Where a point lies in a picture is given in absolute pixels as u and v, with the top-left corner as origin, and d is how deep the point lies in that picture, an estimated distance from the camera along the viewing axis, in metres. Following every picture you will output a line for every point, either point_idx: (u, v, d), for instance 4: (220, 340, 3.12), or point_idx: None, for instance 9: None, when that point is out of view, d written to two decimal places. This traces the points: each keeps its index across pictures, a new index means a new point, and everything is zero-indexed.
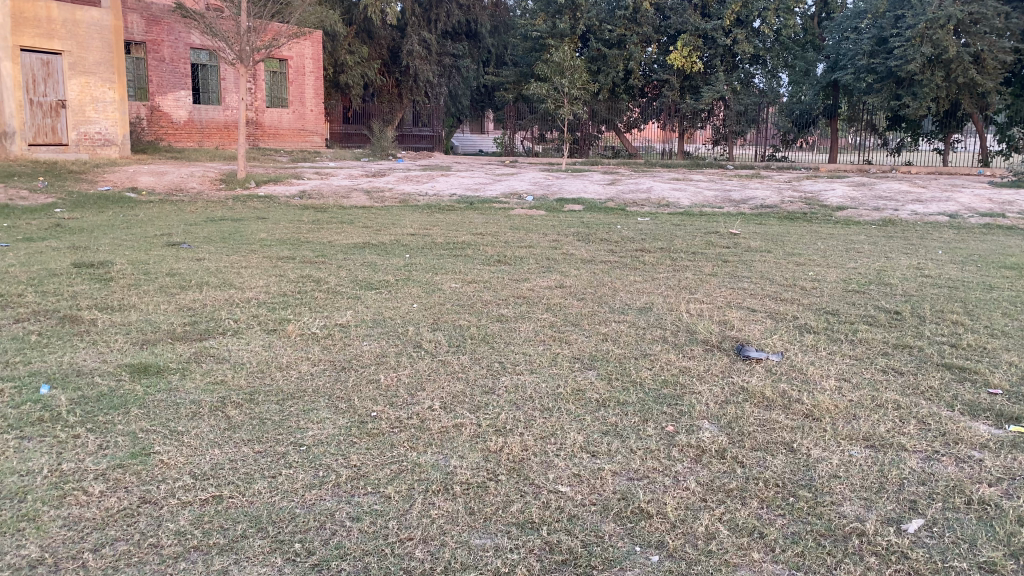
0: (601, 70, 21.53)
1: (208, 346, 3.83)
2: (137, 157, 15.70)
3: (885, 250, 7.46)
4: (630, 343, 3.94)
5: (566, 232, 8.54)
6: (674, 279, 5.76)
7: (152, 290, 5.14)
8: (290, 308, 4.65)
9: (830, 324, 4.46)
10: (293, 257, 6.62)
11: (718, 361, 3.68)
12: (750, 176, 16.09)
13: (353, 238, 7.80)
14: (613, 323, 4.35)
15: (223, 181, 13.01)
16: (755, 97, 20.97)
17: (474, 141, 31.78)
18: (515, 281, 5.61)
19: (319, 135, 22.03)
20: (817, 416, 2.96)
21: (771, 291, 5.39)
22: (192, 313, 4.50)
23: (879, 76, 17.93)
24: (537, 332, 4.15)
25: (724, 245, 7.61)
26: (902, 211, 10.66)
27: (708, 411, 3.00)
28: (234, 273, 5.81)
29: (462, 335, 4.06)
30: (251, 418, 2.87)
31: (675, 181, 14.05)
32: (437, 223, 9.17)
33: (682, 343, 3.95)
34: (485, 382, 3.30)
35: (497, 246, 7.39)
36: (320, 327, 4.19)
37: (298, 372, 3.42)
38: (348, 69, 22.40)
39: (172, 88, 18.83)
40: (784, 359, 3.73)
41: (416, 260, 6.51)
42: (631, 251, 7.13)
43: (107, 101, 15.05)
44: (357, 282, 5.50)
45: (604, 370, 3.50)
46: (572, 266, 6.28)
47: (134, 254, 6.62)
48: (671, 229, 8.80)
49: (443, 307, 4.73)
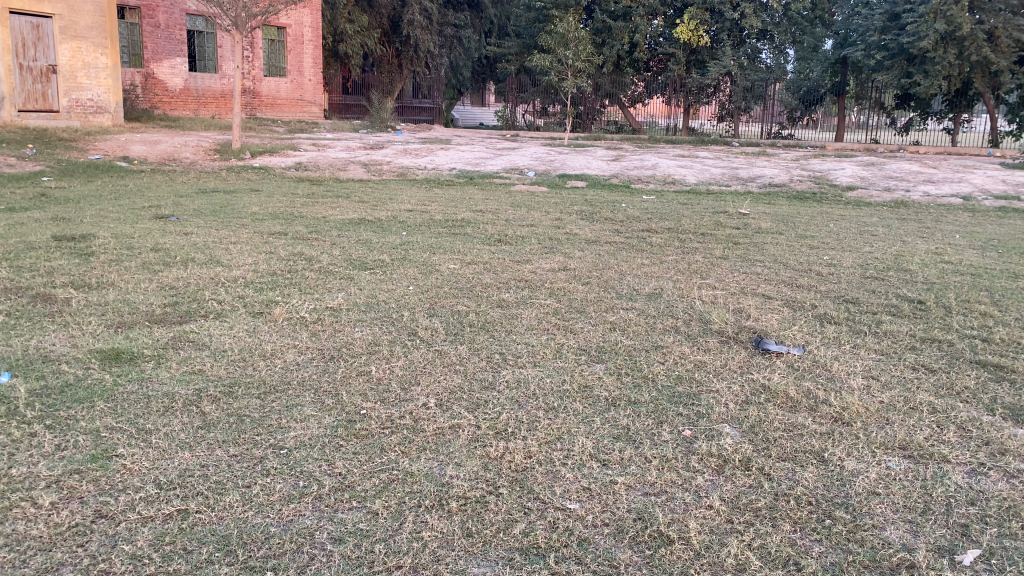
0: (606, 42, 21.07)
1: (188, 330, 3.57)
2: (130, 125, 15.33)
3: (900, 233, 7.19)
4: (641, 334, 3.68)
5: (570, 209, 8.25)
6: (683, 262, 5.49)
7: (134, 266, 4.87)
8: (278, 289, 4.38)
9: (851, 314, 4.20)
10: (285, 232, 6.34)
11: (735, 355, 3.42)
12: (757, 153, 15.76)
13: (348, 213, 7.51)
14: (622, 311, 4.09)
15: (218, 151, 12.68)
16: (762, 73, 20.55)
17: (474, 114, 31.31)
18: (517, 263, 5.34)
19: (317, 105, 21.60)
20: (847, 420, 2.72)
21: (785, 276, 5.12)
22: (174, 293, 4.23)
23: (889, 53, 17.52)
24: (541, 320, 3.89)
25: (733, 226, 7.33)
26: (914, 191, 10.39)
27: (729, 413, 2.75)
28: (223, 249, 5.54)
29: (460, 322, 3.80)
30: (228, 415, 2.62)
31: (680, 158, 13.73)
32: (436, 199, 8.88)
33: (695, 334, 3.69)
34: (484, 376, 3.05)
35: (498, 224, 7.10)
36: (309, 310, 3.93)
37: (283, 362, 3.16)
38: (347, 38, 21.85)
39: (167, 55, 18.41)
40: (806, 353, 3.47)
41: (413, 237, 6.25)
42: (638, 231, 6.86)
43: (99, 67, 14.65)
44: (350, 261, 5.23)
45: (613, 364, 3.25)
46: (576, 247, 6.01)
47: (118, 226, 6.33)
48: (678, 208, 8.52)
49: (442, 290, 4.47)
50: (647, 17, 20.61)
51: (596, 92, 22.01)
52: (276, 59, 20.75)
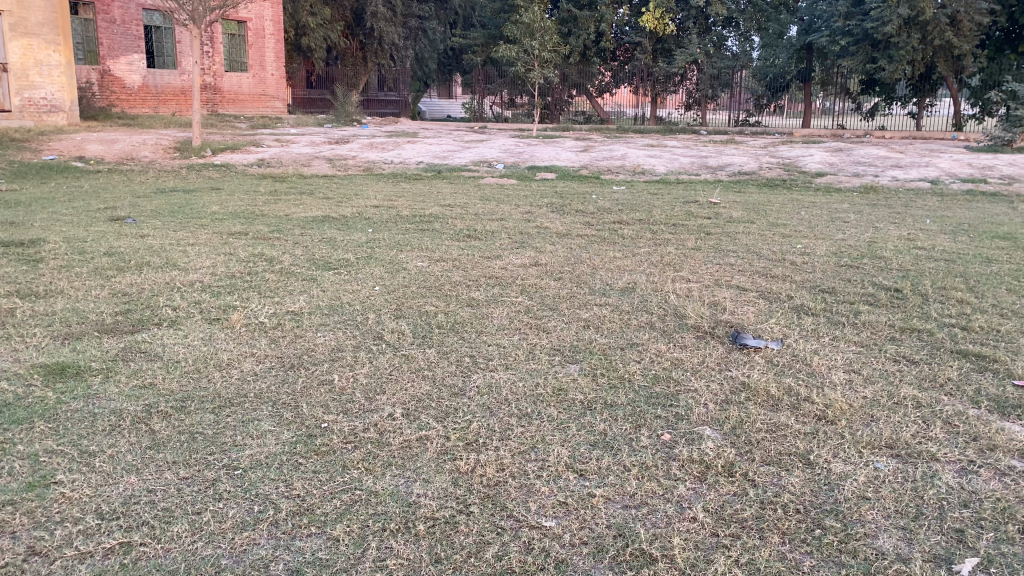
0: (572, 32, 20.93)
1: (140, 340, 3.38)
2: (86, 124, 14.93)
3: (872, 219, 7.15)
4: (615, 331, 3.56)
5: (540, 202, 8.11)
6: (656, 255, 5.37)
7: (85, 272, 4.64)
8: (237, 293, 4.20)
9: (828, 304, 4.11)
10: (245, 232, 6.15)
11: (712, 351, 3.31)
12: (725, 141, 15.74)
13: (312, 211, 7.31)
14: (595, 307, 3.96)
15: (178, 149, 12.37)
16: (727, 61, 20.56)
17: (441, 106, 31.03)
18: (486, 259, 5.19)
19: (280, 100, 21.22)
20: (832, 419, 2.62)
21: (759, 266, 5.03)
22: (126, 301, 4.03)
23: (854, 38, 17.57)
24: (512, 319, 3.75)
25: (704, 216, 7.25)
26: (882, 176, 10.42)
27: (710, 414, 2.64)
28: (179, 252, 5.33)
29: (428, 323, 3.65)
30: (179, 433, 2.45)
31: (649, 148, 13.67)
32: (403, 194, 8.71)
33: (671, 330, 3.58)
34: (454, 382, 2.91)
35: (467, 218, 6.94)
36: (268, 315, 3.76)
37: (240, 373, 3.00)
38: (310, 31, 21.44)
39: (124, 51, 17.95)
40: (785, 347, 3.37)
41: (379, 235, 6.07)
42: (609, 223, 6.75)
43: (52, 65, 14.23)
44: (314, 261, 5.05)
45: (588, 364, 3.12)
46: (547, 241, 5.88)
47: (71, 230, 6.09)
48: (648, 198, 8.43)
49: (409, 290, 4.31)
50: (612, 6, 20.50)
51: (563, 83, 21.88)
52: (237, 53, 20.35)
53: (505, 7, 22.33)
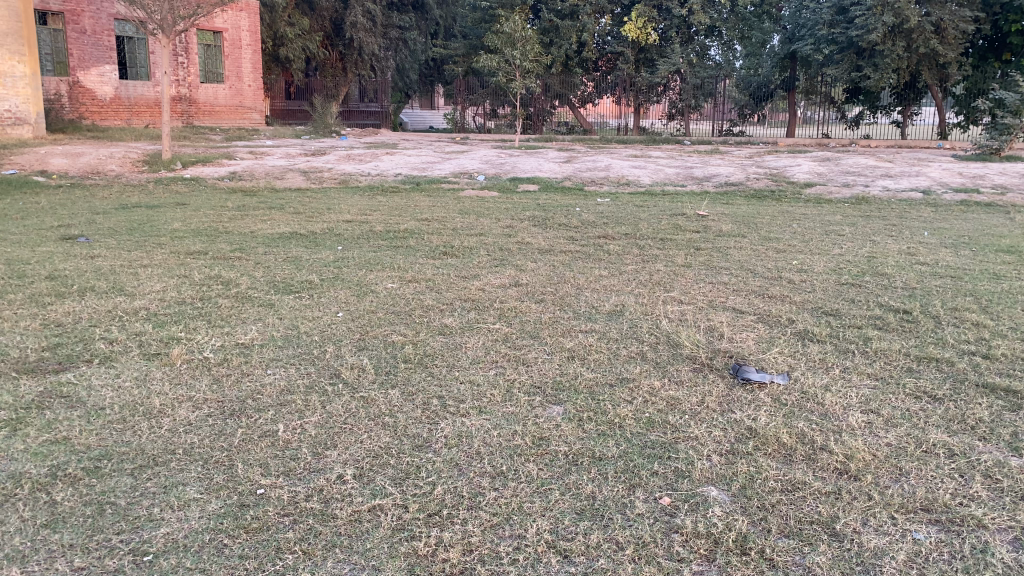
0: (553, 41, 20.65)
1: (63, 382, 2.96)
2: (53, 137, 14.46)
3: (868, 232, 6.84)
4: (602, 364, 3.19)
5: (520, 216, 7.76)
6: (644, 273, 5.01)
7: (19, 299, 4.23)
8: (184, 321, 3.80)
9: (834, 329, 3.75)
10: (205, 251, 5.76)
11: (713, 388, 2.93)
12: (710, 151, 15.47)
13: (280, 227, 6.91)
14: (579, 334, 3.59)
15: (146, 163, 11.92)
16: (711, 70, 20.31)
17: (423, 117, 30.68)
18: (462, 279, 4.82)
19: (258, 111, 20.82)
20: (855, 473, 2.26)
21: (754, 285, 4.69)
22: (58, 333, 3.61)
23: (839, 46, 17.36)
24: (488, 350, 3.37)
25: (692, 229, 6.91)
26: (873, 186, 10.15)
27: (713, 469, 2.28)
28: (129, 274, 4.93)
29: (393, 357, 3.26)
30: (84, 505, 2.04)
31: (634, 158, 13.36)
32: (378, 207, 8.33)
33: (664, 362, 3.21)
34: (417, 431, 2.52)
35: (444, 234, 6.57)
36: (214, 349, 3.36)
37: (171, 422, 2.60)
38: (288, 41, 21.04)
39: (95, 62, 17.49)
40: (793, 383, 3.01)
41: (349, 252, 5.71)
42: (593, 238, 6.38)
43: (17, 76, 13.74)
44: (274, 284, 4.66)
45: (573, 406, 2.74)
46: (528, 258, 5.53)
47: (17, 251, 5.67)
48: (634, 211, 8.10)
49: (375, 316, 3.93)
50: (594, 15, 20.23)
51: (545, 92, 21.61)
52: (212, 64, 19.90)
53: (486, 16, 22.02)
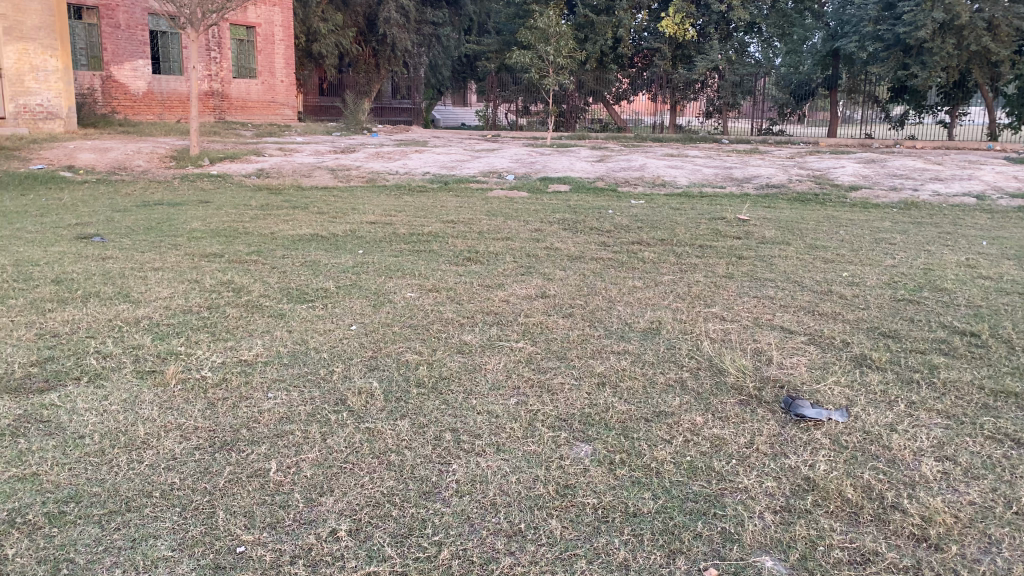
0: (588, 38, 20.28)
1: (45, 404, 2.70)
2: (84, 132, 14.40)
3: (921, 241, 6.44)
4: (637, 393, 2.86)
5: (550, 218, 7.45)
6: (683, 285, 4.68)
7: (19, 306, 4.00)
8: (187, 334, 3.55)
9: (895, 355, 3.39)
10: (222, 253, 5.54)
11: (763, 426, 2.60)
12: (749, 151, 14.99)
13: (302, 228, 6.66)
14: (611, 356, 3.27)
15: (174, 158, 11.79)
16: (750, 67, 19.80)
17: (456, 114, 30.46)
18: (486, 289, 4.53)
19: (290, 107, 20.72)
20: (937, 542, 1.92)
21: (802, 301, 4.35)
22: (52, 345, 3.37)
23: (885, 43, 16.78)
24: (510, 374, 3.06)
25: (733, 235, 6.55)
26: (923, 190, 9.66)
27: (767, 532, 1.96)
28: (137, 278, 4.69)
29: (406, 379, 2.97)
30: (37, 563, 1.79)
31: (670, 158, 12.96)
32: (405, 208, 8.07)
33: (707, 393, 2.88)
34: (426, 474, 2.23)
35: (470, 237, 6.28)
36: (214, 368, 3.10)
37: (154, 456, 2.33)
38: (321, 37, 20.90)
39: (129, 56, 17.48)
40: (852, 420, 2.66)
41: (370, 257, 5.44)
42: (627, 244, 6.06)
43: (49, 70, 13.71)
44: (287, 291, 4.40)
45: (603, 446, 2.43)
46: (556, 265, 5.23)
47: (27, 251, 5.44)
48: (671, 214, 7.77)
49: (390, 331, 3.64)
50: (631, 11, 19.80)
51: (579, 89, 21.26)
52: (246, 60, 19.81)
53: (520, 12, 21.71)
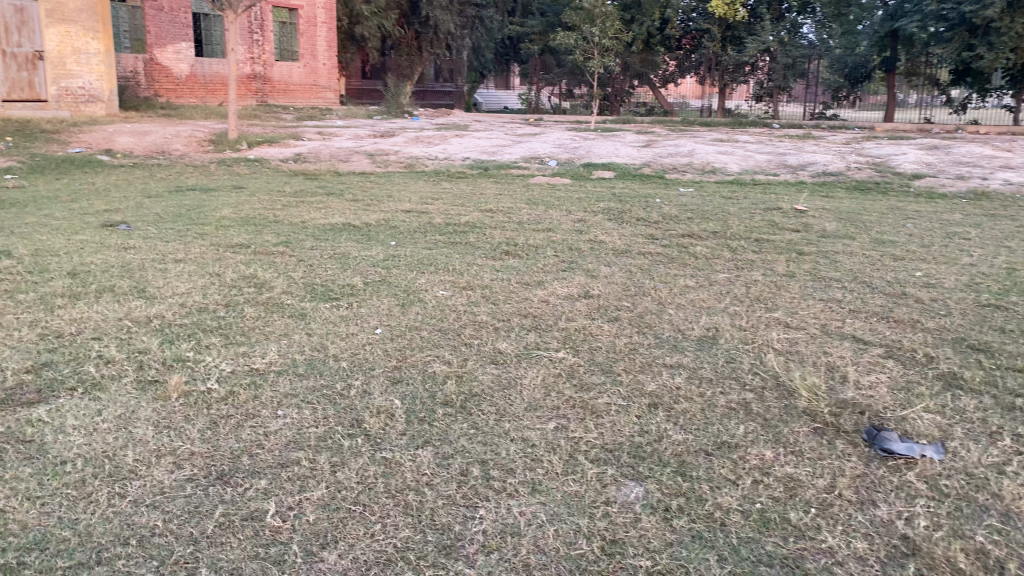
0: (635, 19, 19.71)
1: (32, 421, 2.43)
2: (125, 115, 14.32)
3: (1000, 236, 5.93)
4: (695, 419, 2.50)
5: (594, 207, 7.07)
6: (740, 284, 4.28)
7: (28, 301, 3.77)
8: (199, 337, 3.26)
9: (991, 373, 2.96)
10: (248, 244, 5.27)
11: (845, 465, 2.23)
12: (803, 137, 14.34)
13: (335, 217, 6.37)
14: (664, 371, 2.91)
15: (212, 142, 11.62)
16: (803, 49, 19.07)
17: (498, 97, 30.08)
18: (524, 287, 4.17)
19: (332, 90, 20.53)
20: None
21: (875, 305, 3.92)
22: (53, 347, 3.12)
23: (950, 23, 15.96)
24: (550, 392, 2.71)
25: (791, 227, 6.12)
26: (994, 179, 9.04)
27: None
28: (157, 271, 4.44)
29: (431, 397, 2.64)
30: None
31: (719, 143, 12.42)
32: (442, 195, 7.75)
33: (777, 420, 2.51)
34: (448, 521, 1.90)
35: (508, 228, 5.92)
36: (220, 378, 2.80)
37: (140, 489, 2.04)
38: (363, 19, 20.61)
39: (171, 39, 17.41)
40: (951, 458, 2.26)
41: (402, 249, 5.12)
42: (676, 237, 5.64)
43: (90, 53, 13.64)
44: (312, 288, 4.10)
45: (658, 488, 2.08)
46: (600, 261, 4.85)
47: (49, 240, 5.23)
48: (722, 203, 7.36)
49: (419, 335, 3.31)
50: None
51: (624, 72, 20.70)
52: (288, 42, 19.63)
53: None
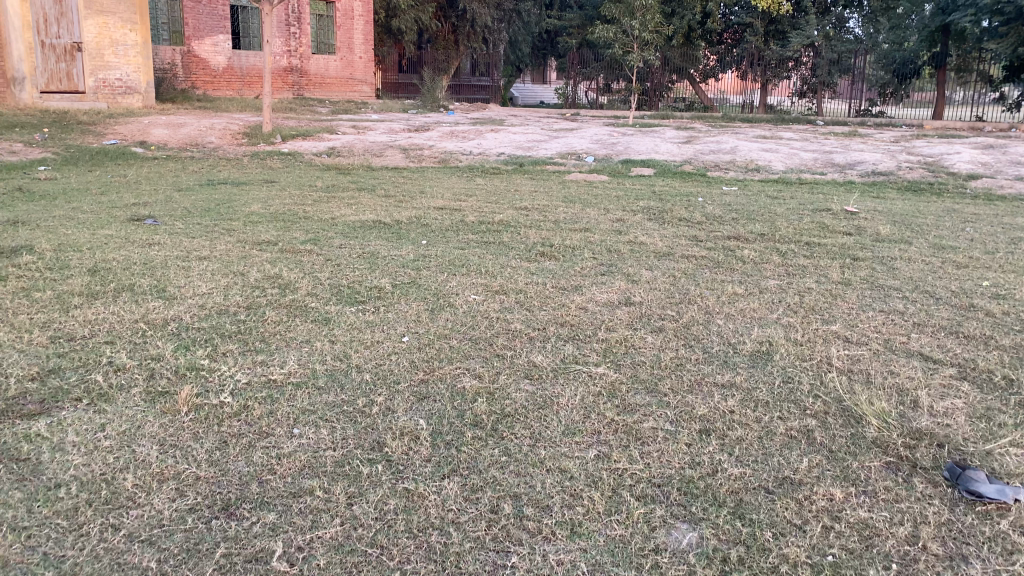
0: (676, 12, 19.32)
1: (30, 437, 2.25)
2: (161, 107, 14.30)
3: None
4: (752, 450, 2.25)
5: (633, 206, 6.81)
6: (792, 293, 4.00)
7: (44, 300, 3.62)
8: (214, 343, 3.07)
9: None
10: (275, 241, 5.09)
11: (928, 510, 1.96)
12: (850, 134, 13.87)
13: (365, 213, 6.17)
14: (716, 392, 2.65)
15: (246, 135, 11.53)
16: (850, 44, 18.52)
17: (535, 91, 29.81)
18: (561, 291, 3.94)
19: (368, 84, 20.44)
20: None
21: (941, 318, 3.63)
22: (63, 351, 2.95)
23: (1006, 18, 15.36)
24: (591, 413, 2.47)
25: (843, 230, 5.80)
26: None
27: None
28: (179, 269, 4.27)
29: (460, 417, 2.42)
30: None
31: (762, 140, 12.05)
32: (476, 192, 7.54)
33: (845, 453, 2.25)
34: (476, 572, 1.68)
35: (544, 228, 5.68)
36: (233, 392, 2.60)
37: (136, 521, 1.85)
38: (400, 12, 20.47)
39: (209, 31, 17.41)
40: None
41: (433, 249, 4.91)
42: (721, 240, 5.35)
43: (128, 44, 13.66)
44: (337, 290, 3.91)
45: (714, 535, 1.84)
46: (641, 264, 4.60)
47: (74, 234, 5.10)
48: (767, 203, 7.05)
49: (449, 345, 3.09)
50: None
51: (663, 67, 20.31)
52: (325, 35, 19.55)
53: None
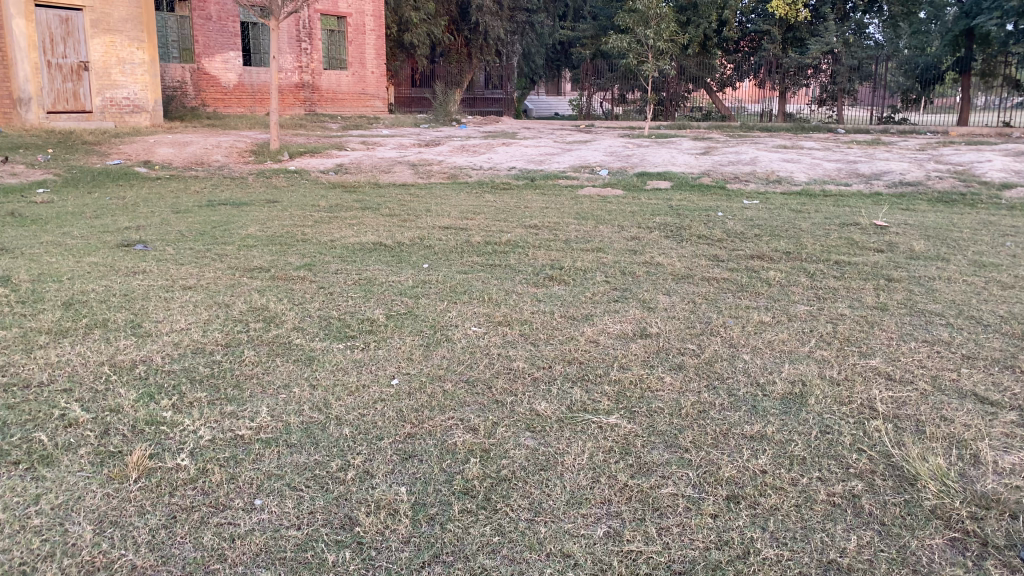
0: (691, 21, 19.03)
1: None
2: (169, 125, 14.17)
3: None
4: (793, 524, 1.90)
5: (650, 222, 6.48)
6: (825, 321, 3.63)
7: (8, 339, 3.34)
8: (182, 390, 2.75)
9: None
10: (268, 266, 4.82)
11: None
12: (872, 142, 13.47)
13: (366, 235, 5.88)
14: (749, 447, 2.30)
15: (253, 153, 11.31)
16: (870, 50, 18.13)
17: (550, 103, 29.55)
18: (570, 322, 3.61)
19: (380, 98, 20.26)
20: None
21: (993, 350, 3.25)
22: (12, 403, 2.64)
23: None
24: (603, 476, 2.13)
25: (873, 246, 5.44)
26: None
27: None
28: (160, 300, 3.99)
29: (449, 483, 2.09)
30: None
31: (782, 150, 11.66)
32: (485, 208, 7.26)
33: (903, 527, 1.90)
34: None
35: (553, 248, 5.35)
36: (194, 451, 2.29)
37: None
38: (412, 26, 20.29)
39: (220, 48, 17.27)
40: None
41: (435, 274, 4.60)
42: (744, 260, 5.00)
43: (135, 63, 13.57)
44: (326, 323, 3.60)
45: None
46: (658, 288, 4.27)
47: (56, 262, 4.85)
48: (789, 217, 6.71)
49: (444, 390, 2.77)
50: None
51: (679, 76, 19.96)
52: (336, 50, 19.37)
53: None
